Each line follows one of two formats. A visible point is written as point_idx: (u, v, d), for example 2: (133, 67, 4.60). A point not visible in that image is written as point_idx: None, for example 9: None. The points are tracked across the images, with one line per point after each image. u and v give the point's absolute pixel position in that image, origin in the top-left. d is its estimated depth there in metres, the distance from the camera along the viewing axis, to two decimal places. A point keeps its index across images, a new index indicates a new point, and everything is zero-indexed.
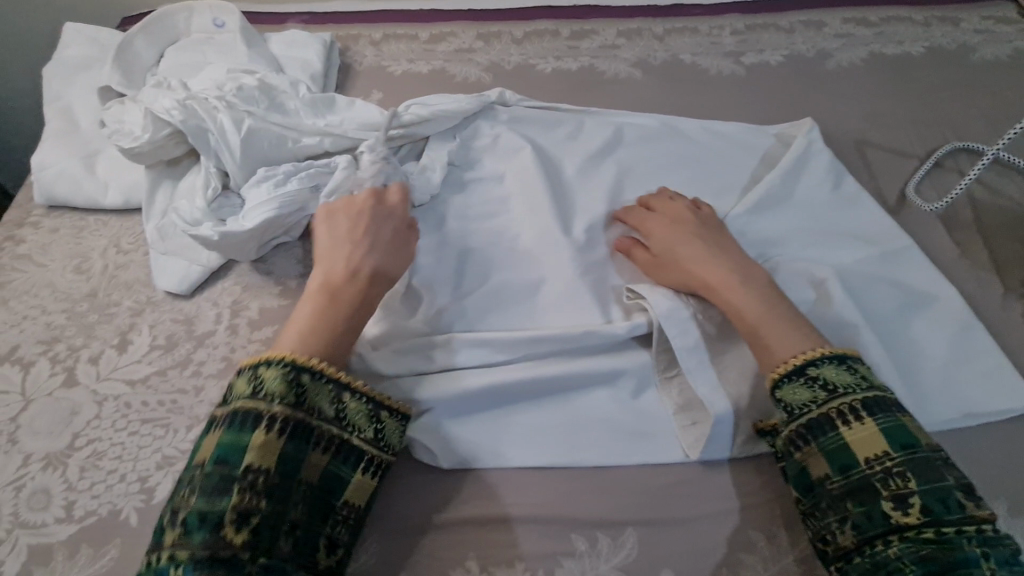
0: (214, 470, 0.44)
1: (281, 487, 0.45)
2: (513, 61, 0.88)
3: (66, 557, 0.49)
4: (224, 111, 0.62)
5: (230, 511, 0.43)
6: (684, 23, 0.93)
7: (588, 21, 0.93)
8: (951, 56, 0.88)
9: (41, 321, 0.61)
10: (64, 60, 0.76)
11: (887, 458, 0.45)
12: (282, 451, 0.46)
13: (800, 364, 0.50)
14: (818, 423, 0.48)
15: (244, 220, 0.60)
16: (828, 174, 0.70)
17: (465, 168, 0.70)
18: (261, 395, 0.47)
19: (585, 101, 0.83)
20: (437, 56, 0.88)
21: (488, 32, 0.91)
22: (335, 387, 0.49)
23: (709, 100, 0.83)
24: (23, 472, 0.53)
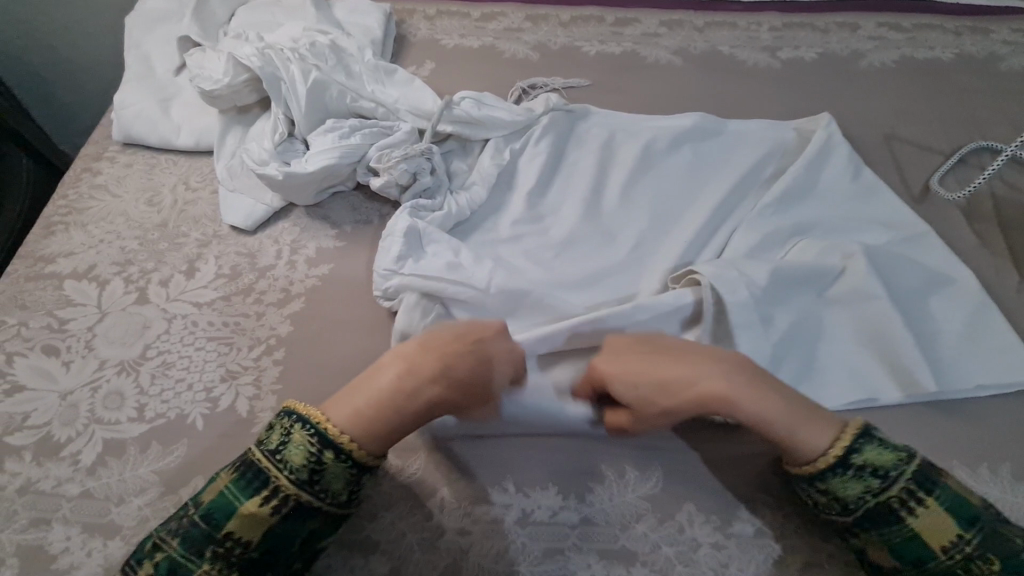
0: (201, 526, 0.45)
1: (262, 557, 0.45)
2: (560, 42, 0.92)
3: (137, 452, 0.53)
4: (295, 63, 0.69)
5: (201, 573, 0.44)
6: (724, 18, 0.97)
7: (632, 10, 0.97)
8: (979, 64, 0.91)
9: (116, 245, 0.66)
10: (145, 12, 0.81)
11: (963, 542, 0.43)
12: (270, 526, 0.45)
13: (840, 455, 0.47)
14: (876, 515, 0.45)
15: (307, 163, 0.65)
16: (848, 164, 0.73)
17: (507, 143, 0.73)
18: (281, 463, 0.46)
19: (625, 83, 0.87)
20: (488, 33, 0.92)
21: (537, 14, 0.95)
22: (355, 472, 0.47)
23: (745, 89, 0.87)
24: (99, 375, 0.57)
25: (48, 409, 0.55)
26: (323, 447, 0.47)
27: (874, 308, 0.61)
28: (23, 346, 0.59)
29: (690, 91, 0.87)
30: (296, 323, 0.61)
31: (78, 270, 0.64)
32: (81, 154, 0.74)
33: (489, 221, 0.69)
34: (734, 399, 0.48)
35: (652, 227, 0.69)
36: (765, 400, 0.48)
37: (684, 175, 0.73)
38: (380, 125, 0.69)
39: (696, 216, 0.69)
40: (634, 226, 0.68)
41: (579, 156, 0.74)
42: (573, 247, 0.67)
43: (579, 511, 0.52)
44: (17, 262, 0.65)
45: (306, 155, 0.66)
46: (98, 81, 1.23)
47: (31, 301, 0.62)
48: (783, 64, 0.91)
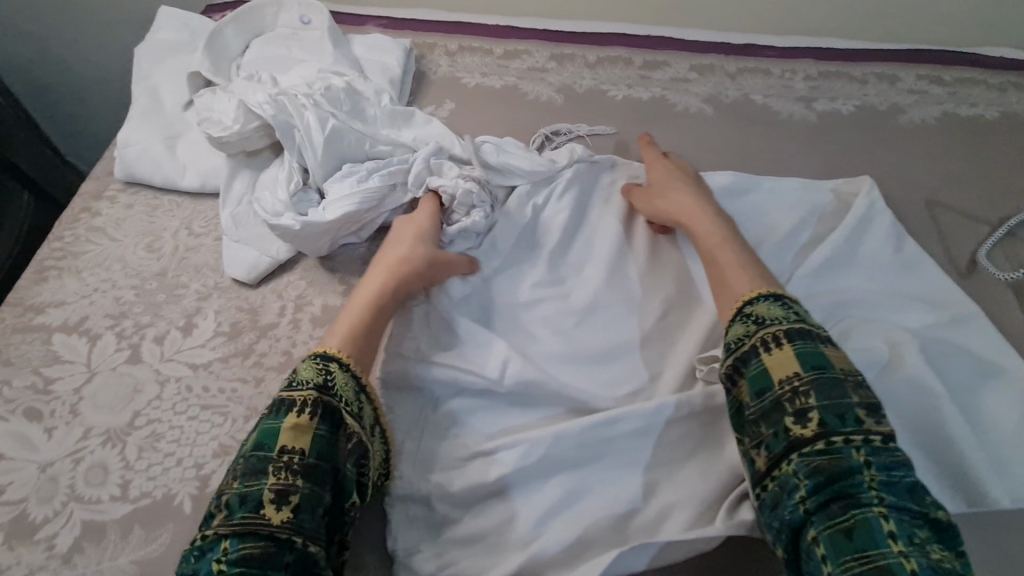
0: (253, 457, 0.45)
1: (317, 468, 0.45)
2: (586, 85, 0.88)
3: (117, 537, 0.49)
4: (310, 109, 0.64)
5: (269, 491, 0.43)
6: (757, 64, 0.93)
7: (661, 52, 0.93)
8: None
9: (111, 295, 0.62)
10: (156, 42, 0.78)
11: (796, 377, 0.48)
12: (314, 438, 0.46)
13: (749, 298, 0.55)
14: (744, 354, 0.52)
15: (324, 211, 0.61)
16: (889, 237, 0.69)
17: (529, 198, 0.69)
18: (299, 384, 0.49)
19: (653, 133, 0.83)
20: (511, 72, 0.89)
21: (562, 53, 0.92)
22: (359, 383, 0.51)
23: (779, 143, 0.83)
24: (82, 444, 0.53)
25: (25, 483, 0.51)
26: (328, 359, 0.52)
27: (931, 403, 0.56)
28: (3, 408, 0.55)
29: (722, 143, 0.83)
30: None
31: (68, 323, 0.60)
32: (81, 192, 0.71)
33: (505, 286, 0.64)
34: (699, 224, 0.64)
35: (685, 296, 0.64)
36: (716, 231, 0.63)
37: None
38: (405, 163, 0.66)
39: None
40: (664, 295, 0.64)
41: (601, 211, 0.70)
42: (592, 316, 0.62)
43: None
44: (5, 310, 0.61)
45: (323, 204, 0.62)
46: (109, 99, 1.20)
47: (17, 356, 0.58)
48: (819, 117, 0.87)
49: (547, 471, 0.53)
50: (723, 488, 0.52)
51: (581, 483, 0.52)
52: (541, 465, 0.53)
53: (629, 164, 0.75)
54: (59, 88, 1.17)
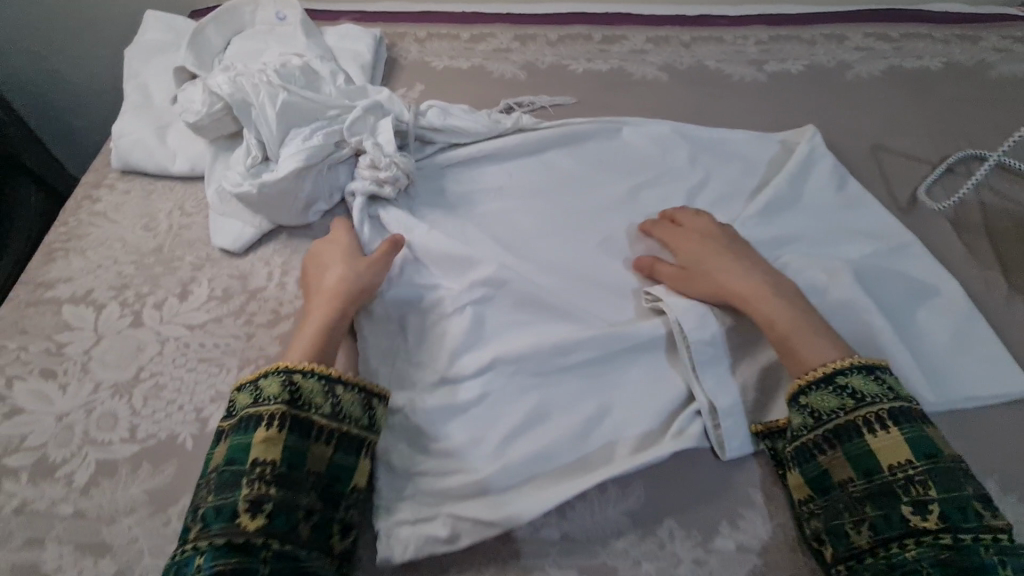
0: (226, 472, 0.49)
1: (289, 476, 0.49)
2: (548, 62, 0.93)
3: (128, 472, 0.55)
4: (264, 87, 0.68)
5: (243, 501, 0.48)
6: (711, 33, 0.98)
7: (619, 28, 0.99)
8: (969, 72, 0.91)
9: (113, 270, 0.68)
10: (144, 44, 0.84)
11: (909, 466, 0.47)
12: (285, 446, 0.50)
13: (829, 372, 0.52)
14: (845, 430, 0.50)
15: (277, 171, 0.66)
16: (831, 178, 0.74)
17: (488, 164, 0.76)
18: (264, 399, 0.52)
19: (612, 101, 0.88)
20: (477, 54, 0.94)
21: (526, 34, 0.98)
22: (327, 382, 0.54)
23: (731, 103, 0.88)
24: (93, 397, 0.59)
25: (44, 431, 0.57)
26: (330, 381, 0.54)
27: (864, 320, 0.60)
28: (21, 369, 0.61)
29: (677, 105, 0.87)
30: (284, 344, 0.63)
31: (76, 295, 0.66)
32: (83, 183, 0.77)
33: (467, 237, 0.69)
34: (758, 302, 0.58)
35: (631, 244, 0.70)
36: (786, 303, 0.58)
37: (668, 191, 0.73)
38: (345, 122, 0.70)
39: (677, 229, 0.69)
40: (613, 242, 0.69)
41: (558, 172, 0.75)
42: (548, 262, 0.68)
43: (559, 528, 0.52)
44: (19, 288, 0.67)
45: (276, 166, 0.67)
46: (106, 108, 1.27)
47: (31, 326, 0.64)
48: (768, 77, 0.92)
49: (513, 397, 0.58)
50: (668, 406, 0.58)
51: (545, 406, 0.58)
52: (505, 391, 0.58)
53: (585, 124, 0.78)
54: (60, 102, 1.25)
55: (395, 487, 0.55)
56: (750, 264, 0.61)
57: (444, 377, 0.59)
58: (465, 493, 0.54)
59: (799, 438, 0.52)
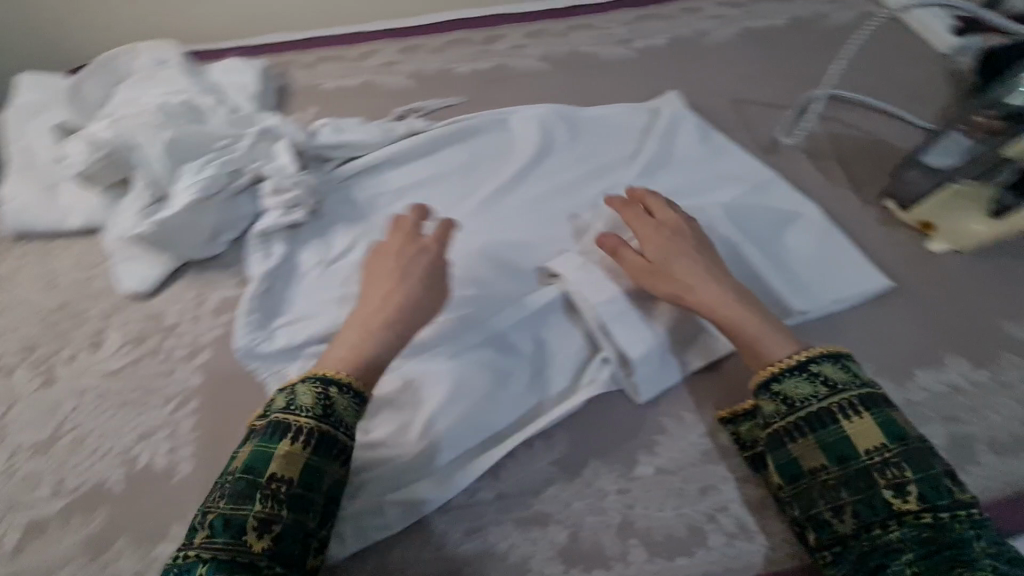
0: (240, 481, 0.46)
1: (303, 496, 0.47)
2: (430, 70, 0.97)
3: (60, 524, 0.54)
4: (146, 127, 0.69)
5: (252, 518, 0.45)
6: (581, 21, 1.04)
7: (497, 28, 1.04)
8: (808, 23, 1.01)
9: (18, 334, 0.67)
10: (19, 107, 0.83)
11: (884, 449, 0.47)
12: (307, 460, 0.48)
13: (801, 360, 0.52)
14: (818, 415, 0.50)
15: (171, 207, 0.66)
16: (697, 133, 0.80)
17: (378, 171, 0.76)
18: (297, 411, 0.49)
19: (496, 95, 0.93)
20: (363, 71, 0.98)
21: (409, 46, 1.01)
22: (356, 397, 0.51)
23: (607, 82, 0.95)
24: (13, 460, 0.58)
25: None
26: (327, 383, 0.51)
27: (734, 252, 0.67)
28: None
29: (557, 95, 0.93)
30: (206, 374, 0.63)
31: None
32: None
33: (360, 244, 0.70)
34: (722, 305, 0.56)
35: (532, 225, 0.72)
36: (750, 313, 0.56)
37: (562, 172, 0.77)
38: (237, 149, 0.70)
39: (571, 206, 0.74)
40: (518, 225, 0.72)
41: (447, 170, 0.77)
42: (443, 254, 0.69)
43: (495, 489, 0.56)
44: None
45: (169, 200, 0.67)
46: None
47: None
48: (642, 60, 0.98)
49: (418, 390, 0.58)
50: (580, 362, 0.61)
51: (455, 393, 0.57)
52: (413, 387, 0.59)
53: (474, 119, 0.81)
54: None
55: None
56: (714, 281, 0.58)
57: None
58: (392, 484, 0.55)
59: (772, 424, 0.52)
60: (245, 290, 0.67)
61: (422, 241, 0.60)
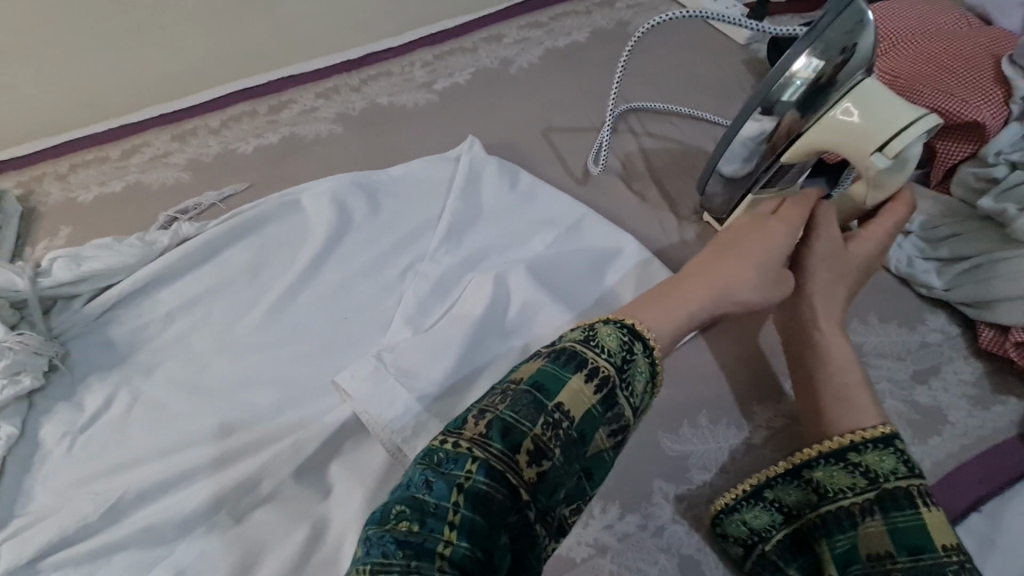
0: (508, 411, 0.41)
1: (568, 447, 0.42)
2: (324, 128, 0.89)
3: None
4: None
5: (531, 440, 0.41)
6: (472, 51, 0.98)
7: (385, 63, 0.98)
8: (708, 38, 1.00)
9: None
10: None
11: (962, 551, 0.42)
12: (592, 407, 0.43)
13: (886, 433, 0.48)
14: (892, 497, 0.45)
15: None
16: (559, 202, 0.77)
17: (186, 275, 0.73)
18: (616, 352, 0.46)
19: (375, 142, 0.87)
20: (247, 132, 0.90)
21: (296, 96, 0.94)
22: (633, 339, 0.48)
23: (490, 121, 0.89)
24: None
25: None
26: (639, 334, 0.48)
27: None
28: None
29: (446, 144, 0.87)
30: None
31: None
32: None
33: (188, 361, 0.67)
34: (829, 339, 0.56)
35: (379, 321, 0.69)
36: (845, 358, 0.55)
37: (407, 259, 0.74)
38: (61, 269, 0.69)
39: (416, 292, 0.69)
40: (355, 324, 0.69)
41: (293, 261, 0.74)
42: (265, 368, 0.66)
43: None
44: None
45: None
46: None
47: None
48: (543, 82, 0.94)
49: (212, 547, 0.54)
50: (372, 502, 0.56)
51: (261, 544, 0.54)
52: (208, 552, 0.53)
53: (292, 203, 0.78)
54: None
55: None
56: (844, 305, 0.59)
57: (140, 565, 0.53)
58: None
59: (840, 501, 0.47)
60: (43, 422, 0.62)
61: (781, 219, 0.59)
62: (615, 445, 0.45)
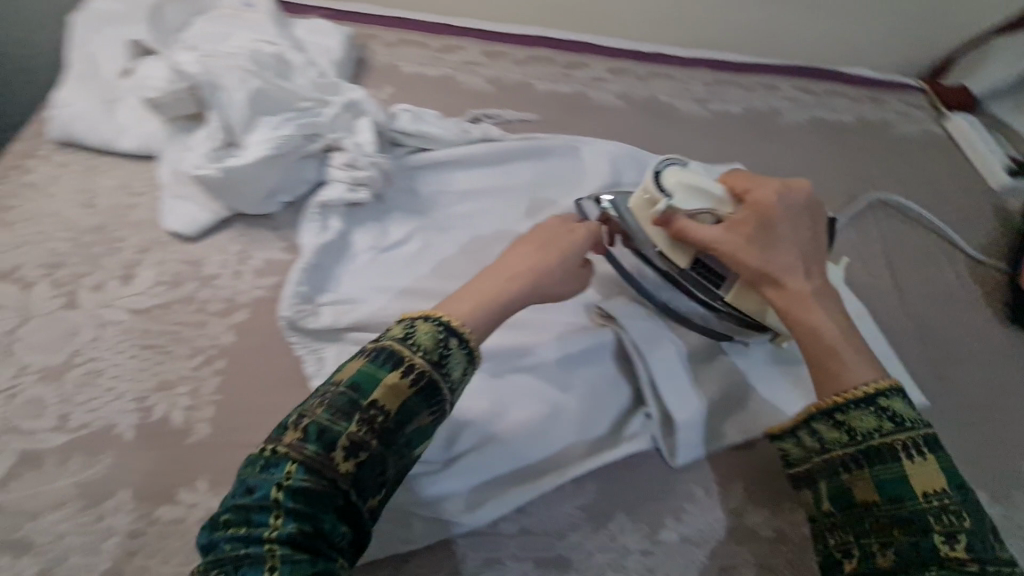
0: (344, 395, 0.41)
1: (391, 432, 0.42)
2: (608, 98, 0.99)
3: (56, 463, 0.51)
4: (232, 67, 0.66)
5: (343, 440, 0.40)
6: (663, 71, 1.06)
7: (582, 56, 1.05)
8: (874, 128, 1.06)
9: (45, 247, 0.63)
10: (91, 10, 0.79)
11: (944, 496, 0.44)
12: (407, 399, 0.43)
13: (870, 392, 0.49)
14: (874, 449, 0.47)
15: (244, 157, 0.64)
16: None
17: (418, 170, 0.76)
18: (404, 340, 0.44)
19: (568, 122, 0.94)
20: (545, 75, 1.00)
21: (589, 61, 1.04)
22: (446, 332, 0.46)
23: (674, 134, 0.97)
24: (17, 380, 0.54)
25: None
26: (455, 332, 0.46)
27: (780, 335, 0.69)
28: None
29: (685, 143, 0.96)
30: (240, 334, 0.61)
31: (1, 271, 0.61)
32: (14, 146, 0.72)
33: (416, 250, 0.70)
34: (814, 319, 0.55)
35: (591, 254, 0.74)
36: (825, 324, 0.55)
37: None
38: (319, 114, 0.69)
39: None
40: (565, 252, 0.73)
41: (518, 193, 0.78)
42: None
43: (518, 522, 0.55)
44: None
45: (245, 150, 0.65)
46: None
47: None
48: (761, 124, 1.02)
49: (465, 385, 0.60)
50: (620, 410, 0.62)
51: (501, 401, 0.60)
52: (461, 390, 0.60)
53: (524, 139, 0.82)
54: None
55: None
56: (839, 309, 0.57)
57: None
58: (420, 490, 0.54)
59: (828, 451, 0.50)
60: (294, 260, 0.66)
61: (778, 198, 0.60)
62: (435, 429, 0.45)
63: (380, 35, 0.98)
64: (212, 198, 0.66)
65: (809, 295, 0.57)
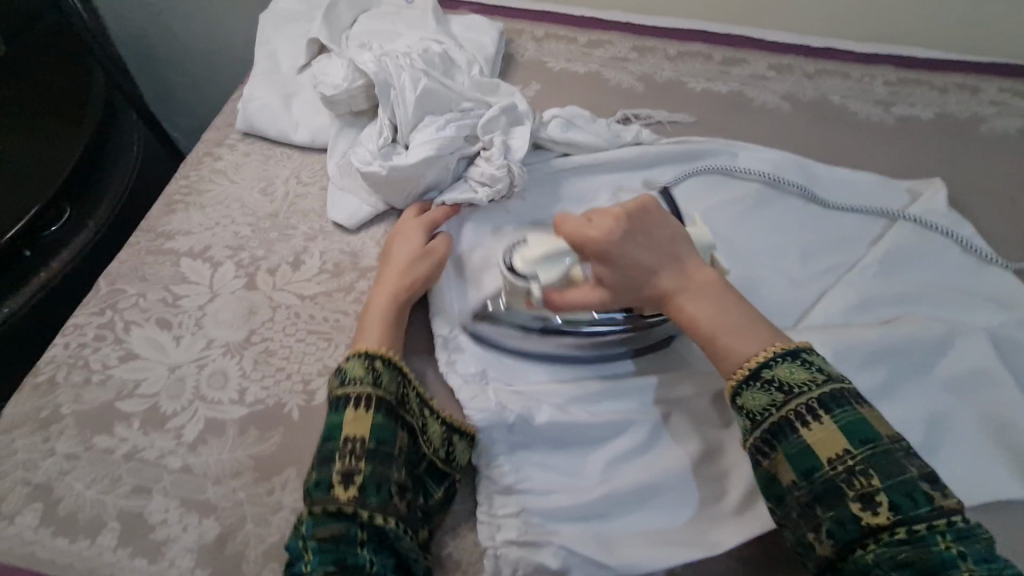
0: (325, 447, 0.50)
1: (378, 451, 0.49)
2: (771, 99, 0.89)
3: (235, 433, 0.55)
4: (407, 71, 0.69)
5: (337, 473, 0.48)
6: (835, 67, 0.93)
7: (741, 50, 0.95)
8: None
9: (231, 230, 0.69)
10: (278, 12, 0.85)
11: (849, 457, 0.43)
12: (374, 420, 0.50)
13: (755, 367, 0.48)
14: (779, 427, 0.46)
15: (408, 155, 0.66)
16: (953, 232, 0.70)
17: (577, 176, 0.73)
18: (348, 379, 0.52)
19: (726, 125, 0.86)
20: (699, 72, 0.92)
21: (749, 57, 0.94)
22: (400, 374, 0.54)
23: (847, 142, 0.85)
24: (206, 352, 0.60)
25: (156, 380, 0.58)
26: (372, 358, 0.54)
27: (992, 396, 0.57)
28: (139, 315, 0.62)
29: (860, 151, 0.84)
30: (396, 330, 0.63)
31: (194, 249, 0.67)
32: (211, 133, 0.80)
33: None
34: (722, 335, 0.50)
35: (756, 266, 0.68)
36: (745, 336, 0.50)
37: (784, 226, 0.72)
38: (480, 115, 0.70)
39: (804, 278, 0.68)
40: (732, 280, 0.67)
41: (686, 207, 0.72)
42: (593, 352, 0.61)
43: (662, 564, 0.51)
44: (140, 235, 0.69)
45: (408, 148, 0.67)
46: (181, 64, 1.24)
47: (151, 274, 0.65)
48: (962, 135, 0.85)
49: (619, 411, 0.57)
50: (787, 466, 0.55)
51: (656, 431, 0.56)
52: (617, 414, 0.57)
53: (683, 143, 0.77)
54: (169, 62, 1.24)
55: (501, 496, 0.53)
56: (718, 288, 0.53)
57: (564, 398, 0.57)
58: (569, 515, 0.52)
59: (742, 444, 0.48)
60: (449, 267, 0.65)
61: (616, 232, 0.53)
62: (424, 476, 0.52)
63: (528, 29, 0.97)
64: (374, 192, 0.69)
65: (682, 292, 0.52)
